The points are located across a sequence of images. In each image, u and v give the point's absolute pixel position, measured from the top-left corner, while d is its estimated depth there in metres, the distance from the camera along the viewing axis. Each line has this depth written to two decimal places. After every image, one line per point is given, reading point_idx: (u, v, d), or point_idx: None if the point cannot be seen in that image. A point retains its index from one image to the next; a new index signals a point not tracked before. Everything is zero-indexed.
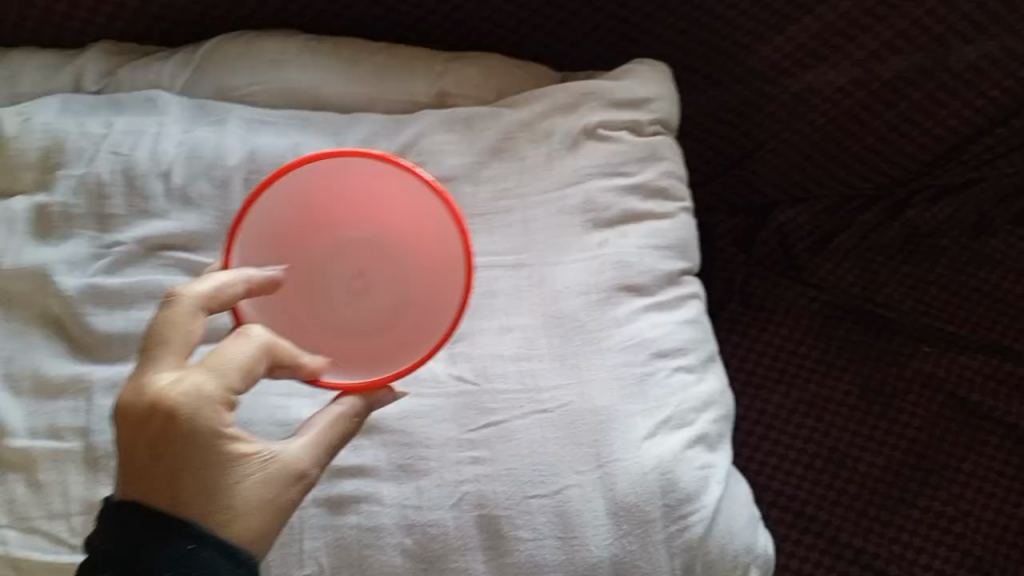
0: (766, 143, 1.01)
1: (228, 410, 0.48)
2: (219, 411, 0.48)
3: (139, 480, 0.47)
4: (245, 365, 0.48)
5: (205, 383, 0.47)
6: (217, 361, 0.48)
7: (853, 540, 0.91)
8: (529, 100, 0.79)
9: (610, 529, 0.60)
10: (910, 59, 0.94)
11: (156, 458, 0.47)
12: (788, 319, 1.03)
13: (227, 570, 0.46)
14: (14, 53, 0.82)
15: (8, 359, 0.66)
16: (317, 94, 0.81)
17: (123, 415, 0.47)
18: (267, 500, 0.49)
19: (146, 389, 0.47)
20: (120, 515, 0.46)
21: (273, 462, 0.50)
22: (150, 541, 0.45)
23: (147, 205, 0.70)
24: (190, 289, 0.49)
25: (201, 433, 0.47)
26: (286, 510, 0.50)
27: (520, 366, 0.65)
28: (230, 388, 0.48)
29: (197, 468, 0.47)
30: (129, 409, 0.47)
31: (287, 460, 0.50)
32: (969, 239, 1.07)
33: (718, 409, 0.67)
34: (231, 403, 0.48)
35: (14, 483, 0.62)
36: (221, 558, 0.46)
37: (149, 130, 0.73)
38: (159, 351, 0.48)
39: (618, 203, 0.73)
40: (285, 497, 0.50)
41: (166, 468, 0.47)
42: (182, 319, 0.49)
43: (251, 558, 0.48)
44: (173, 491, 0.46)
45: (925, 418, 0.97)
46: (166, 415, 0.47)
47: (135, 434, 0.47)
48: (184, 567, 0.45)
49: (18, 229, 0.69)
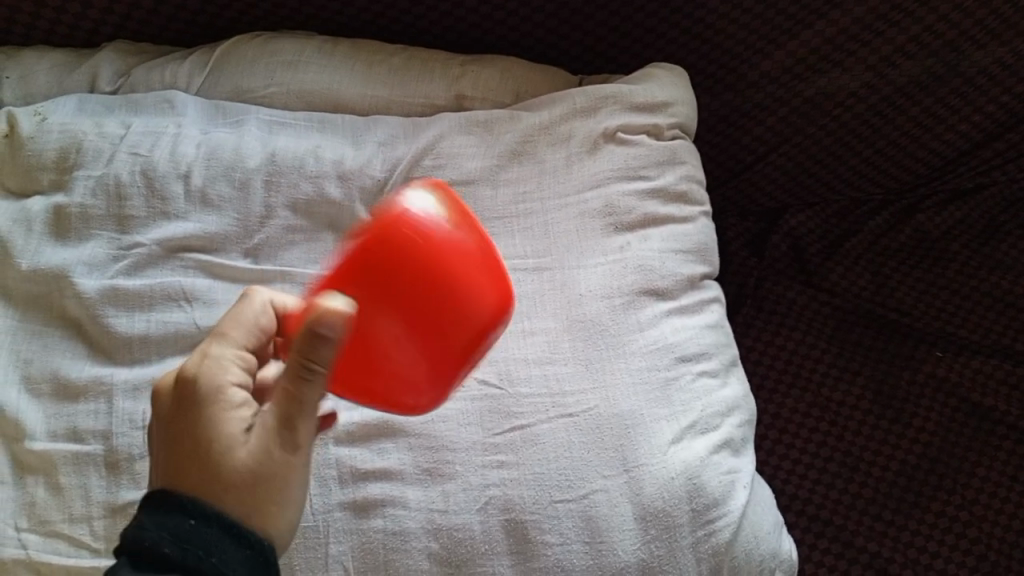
0: (778, 147, 1.02)
1: (229, 368, 0.47)
2: (217, 367, 0.47)
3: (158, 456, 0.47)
4: (248, 320, 0.49)
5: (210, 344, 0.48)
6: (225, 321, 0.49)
7: (868, 544, 0.92)
8: (547, 104, 0.78)
9: (637, 534, 0.59)
10: (925, 64, 0.94)
11: (166, 431, 0.47)
12: (801, 323, 1.03)
13: (230, 548, 0.43)
14: (26, 52, 0.81)
15: (28, 361, 0.66)
16: (334, 96, 0.80)
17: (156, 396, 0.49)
18: (256, 465, 0.45)
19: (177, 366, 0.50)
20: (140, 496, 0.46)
21: (263, 424, 0.46)
22: (156, 517, 0.44)
23: (167, 207, 0.69)
24: None
25: (197, 389, 0.47)
26: (282, 477, 0.46)
27: (544, 370, 0.65)
28: (233, 345, 0.48)
29: (193, 430, 0.46)
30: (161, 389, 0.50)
31: (273, 417, 0.46)
32: (980, 243, 1.07)
33: (741, 414, 0.67)
34: (233, 360, 0.48)
35: (34, 486, 0.62)
36: (223, 534, 0.43)
37: (167, 131, 0.73)
38: None
39: (641, 207, 0.73)
40: (274, 461, 0.46)
41: (172, 433, 0.47)
42: None
43: (246, 533, 0.44)
44: (174, 459, 0.46)
45: (939, 422, 0.97)
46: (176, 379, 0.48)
47: (160, 410, 0.48)
48: (186, 544, 0.42)
49: (35, 229, 0.69)
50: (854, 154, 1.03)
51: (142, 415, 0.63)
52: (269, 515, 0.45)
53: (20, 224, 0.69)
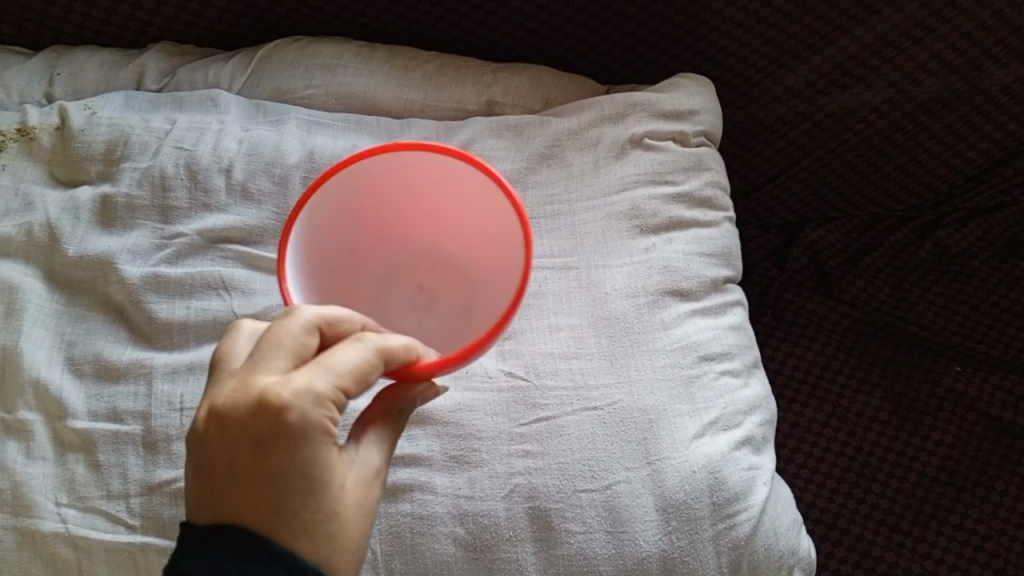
0: (799, 160, 1.04)
1: (336, 410, 0.44)
2: (328, 412, 0.43)
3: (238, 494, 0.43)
4: (358, 370, 0.44)
5: (316, 381, 0.43)
6: (331, 361, 0.44)
7: (884, 554, 0.92)
8: (576, 111, 0.81)
9: (658, 525, 0.61)
10: (947, 82, 0.95)
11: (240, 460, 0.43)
12: (820, 334, 1.04)
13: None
14: (77, 51, 0.85)
15: (71, 343, 0.68)
16: (370, 98, 0.83)
17: (222, 420, 0.43)
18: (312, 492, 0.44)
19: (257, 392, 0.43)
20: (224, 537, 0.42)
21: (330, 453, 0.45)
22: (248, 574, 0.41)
23: (208, 199, 0.72)
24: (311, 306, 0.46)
25: (304, 433, 0.43)
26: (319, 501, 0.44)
27: (569, 364, 0.66)
28: (342, 390, 0.44)
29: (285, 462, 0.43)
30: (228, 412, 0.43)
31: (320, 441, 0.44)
32: (1001, 260, 1.08)
33: (763, 413, 0.69)
34: (340, 404, 0.44)
35: (75, 462, 0.64)
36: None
37: (210, 127, 0.76)
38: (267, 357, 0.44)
39: (666, 210, 0.75)
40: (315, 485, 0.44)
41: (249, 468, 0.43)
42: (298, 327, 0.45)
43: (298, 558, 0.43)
44: (249, 497, 0.43)
45: (957, 436, 0.98)
46: (273, 416, 0.42)
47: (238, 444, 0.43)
48: None
49: (83, 217, 0.72)
50: (876, 169, 1.04)
51: (179, 397, 0.65)
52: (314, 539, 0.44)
53: (68, 213, 0.72)
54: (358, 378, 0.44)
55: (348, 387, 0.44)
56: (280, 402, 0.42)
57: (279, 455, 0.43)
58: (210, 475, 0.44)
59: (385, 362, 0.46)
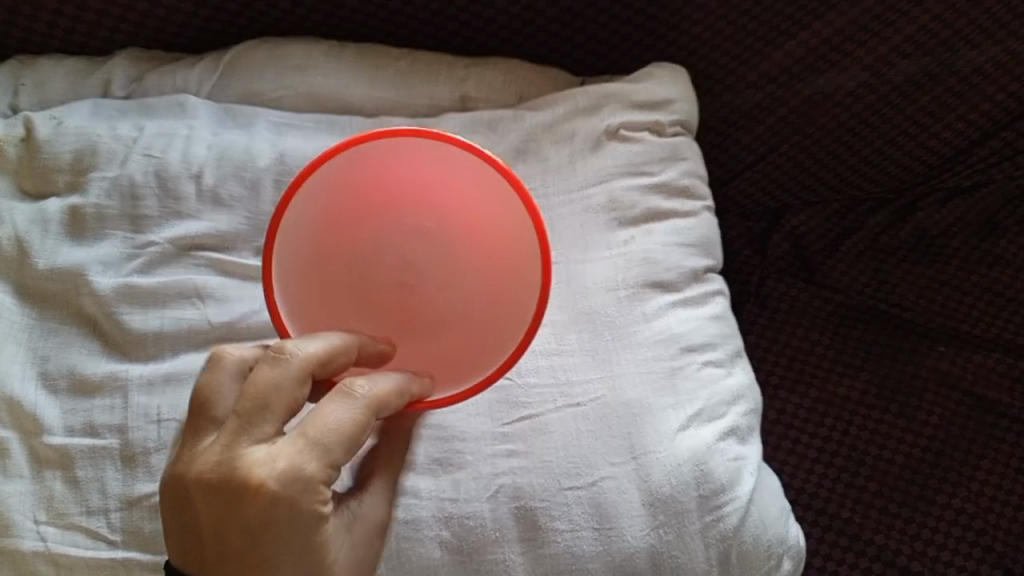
0: (778, 146, 1.03)
1: (326, 484, 0.47)
2: (319, 488, 0.46)
3: (223, 565, 0.46)
4: (350, 436, 0.47)
5: (307, 461, 0.45)
6: (320, 435, 0.46)
7: (874, 537, 0.92)
8: (550, 104, 0.80)
9: (646, 520, 0.61)
10: (921, 64, 0.95)
11: (230, 534, 0.45)
12: (804, 320, 1.04)
13: None
14: (41, 60, 0.83)
15: (44, 358, 0.67)
16: (341, 98, 0.82)
17: (210, 494, 0.45)
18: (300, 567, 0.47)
19: (243, 468, 0.45)
20: None
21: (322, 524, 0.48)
22: None
23: (179, 206, 0.71)
24: (304, 353, 0.48)
25: (295, 514, 0.45)
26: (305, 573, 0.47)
27: (551, 361, 0.66)
28: (331, 463, 0.46)
29: (279, 539, 0.46)
30: (215, 486, 0.45)
31: (312, 517, 0.46)
32: (980, 239, 1.08)
33: (747, 402, 0.69)
34: (330, 476, 0.47)
35: (52, 479, 0.62)
36: None
37: (179, 133, 0.75)
38: (255, 420, 0.46)
39: (644, 202, 0.74)
40: (306, 559, 0.47)
41: (237, 544, 0.46)
42: (287, 387, 0.47)
43: None
44: (237, 568, 0.46)
45: (943, 417, 0.98)
46: (264, 498, 0.44)
47: (226, 520, 0.45)
48: None
49: (52, 229, 0.70)
50: (855, 152, 1.04)
51: (156, 409, 0.64)
52: None
53: (36, 225, 0.70)
54: (350, 445, 0.47)
55: (338, 459, 0.47)
56: (271, 488, 0.44)
57: (270, 532, 0.45)
58: (196, 539, 0.47)
59: (375, 414, 0.48)
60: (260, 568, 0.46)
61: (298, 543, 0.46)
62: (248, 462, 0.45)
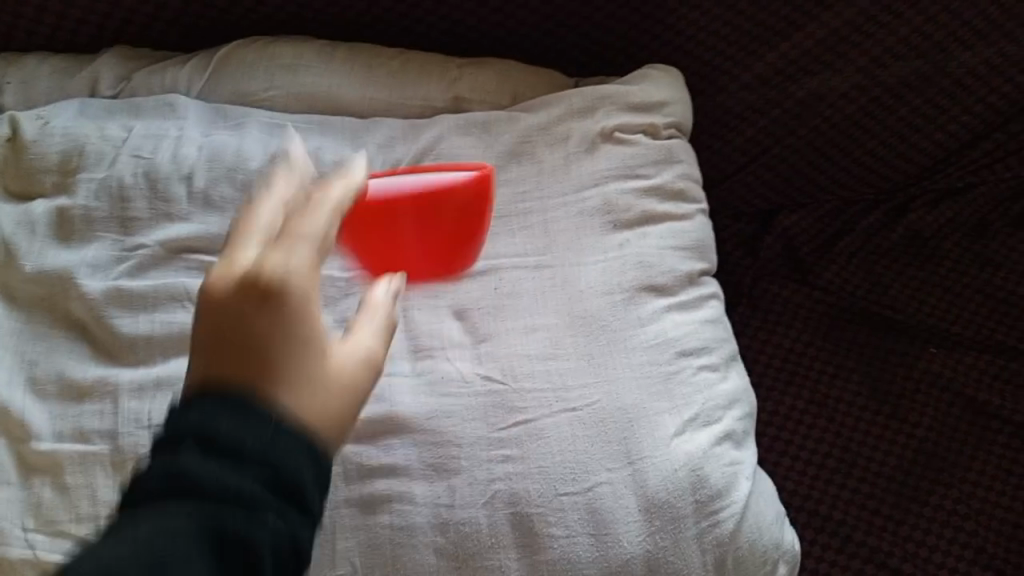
0: (771, 148, 1.03)
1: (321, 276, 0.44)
2: (313, 270, 0.44)
3: (213, 355, 0.40)
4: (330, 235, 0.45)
5: (297, 250, 0.44)
6: (310, 227, 0.45)
7: (864, 538, 0.92)
8: (544, 105, 0.79)
9: (642, 526, 0.61)
10: (914, 66, 0.96)
11: (227, 322, 0.41)
12: (796, 321, 1.04)
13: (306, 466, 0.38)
14: (26, 57, 0.82)
15: (32, 363, 0.66)
16: (333, 98, 0.81)
17: (210, 298, 0.42)
18: (296, 335, 0.42)
19: (238, 270, 0.43)
20: (203, 410, 0.38)
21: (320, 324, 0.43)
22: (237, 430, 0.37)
23: (170, 208, 0.70)
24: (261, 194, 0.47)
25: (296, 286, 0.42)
26: (308, 361, 0.42)
27: (546, 365, 0.66)
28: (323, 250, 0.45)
29: (277, 314, 0.42)
30: (216, 293, 0.42)
31: (306, 291, 0.43)
32: (970, 240, 1.08)
33: (742, 406, 0.69)
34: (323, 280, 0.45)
35: (41, 486, 0.61)
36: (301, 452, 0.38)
37: (169, 134, 0.74)
38: (242, 232, 0.45)
39: (638, 205, 0.74)
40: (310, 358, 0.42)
41: (228, 326, 0.41)
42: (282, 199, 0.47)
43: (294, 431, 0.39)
44: (227, 350, 0.40)
45: (934, 418, 0.98)
46: (262, 286, 0.42)
47: (220, 310, 0.42)
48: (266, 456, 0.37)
49: (39, 231, 0.69)
50: (847, 154, 1.04)
51: (147, 415, 0.63)
52: (304, 399, 0.41)
53: (23, 227, 0.69)
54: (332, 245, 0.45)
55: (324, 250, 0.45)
56: (273, 273, 0.42)
57: (263, 311, 0.42)
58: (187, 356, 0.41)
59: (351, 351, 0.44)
60: (249, 348, 0.40)
61: (292, 329, 0.42)
62: (246, 263, 0.43)
